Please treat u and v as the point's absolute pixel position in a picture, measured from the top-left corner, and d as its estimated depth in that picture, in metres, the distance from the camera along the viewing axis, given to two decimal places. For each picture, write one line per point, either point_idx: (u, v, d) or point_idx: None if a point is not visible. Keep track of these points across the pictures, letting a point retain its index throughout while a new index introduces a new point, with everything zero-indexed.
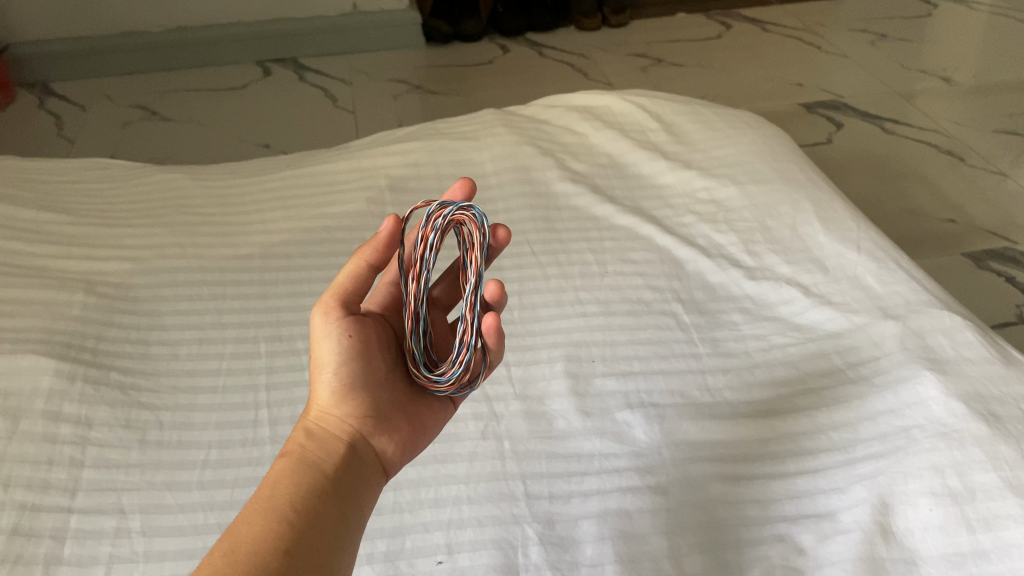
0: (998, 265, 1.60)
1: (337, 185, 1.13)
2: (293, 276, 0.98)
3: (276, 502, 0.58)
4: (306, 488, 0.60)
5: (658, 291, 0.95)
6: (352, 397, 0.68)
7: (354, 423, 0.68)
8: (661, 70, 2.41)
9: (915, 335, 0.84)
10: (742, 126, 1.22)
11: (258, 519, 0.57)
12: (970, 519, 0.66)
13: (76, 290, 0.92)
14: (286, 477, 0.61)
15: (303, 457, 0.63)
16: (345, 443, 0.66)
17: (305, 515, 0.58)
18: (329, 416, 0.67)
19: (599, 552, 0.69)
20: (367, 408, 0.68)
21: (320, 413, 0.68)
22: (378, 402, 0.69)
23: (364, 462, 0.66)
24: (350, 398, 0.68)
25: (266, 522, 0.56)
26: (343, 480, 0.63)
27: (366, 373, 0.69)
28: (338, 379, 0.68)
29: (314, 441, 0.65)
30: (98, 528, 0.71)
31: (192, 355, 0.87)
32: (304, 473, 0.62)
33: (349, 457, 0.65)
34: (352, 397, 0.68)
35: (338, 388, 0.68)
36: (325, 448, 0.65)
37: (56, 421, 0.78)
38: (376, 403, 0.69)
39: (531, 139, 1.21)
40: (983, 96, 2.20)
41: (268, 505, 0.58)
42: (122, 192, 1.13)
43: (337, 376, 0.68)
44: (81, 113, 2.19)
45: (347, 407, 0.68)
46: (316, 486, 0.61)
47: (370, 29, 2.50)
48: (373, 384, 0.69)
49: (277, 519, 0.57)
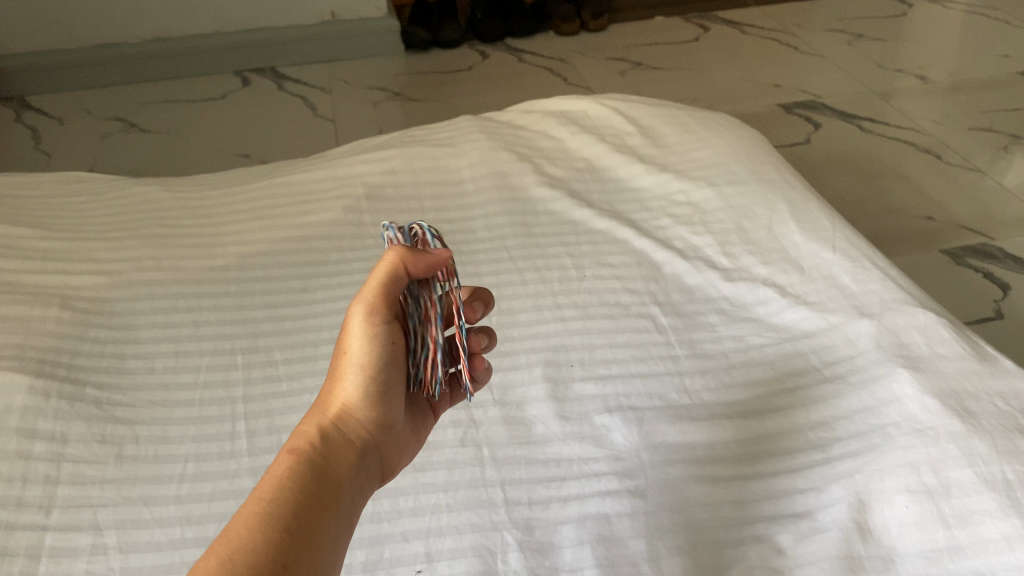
0: (976, 262, 1.61)
1: (314, 194, 1.13)
2: (270, 286, 0.98)
3: (281, 509, 0.57)
4: (313, 497, 0.59)
5: (635, 295, 0.95)
6: (377, 405, 0.67)
7: (369, 431, 0.67)
8: (641, 73, 2.41)
9: (890, 333, 0.84)
10: (717, 128, 1.22)
11: (261, 523, 0.56)
12: (946, 515, 0.66)
13: (50, 305, 0.91)
14: (296, 478, 0.60)
15: (315, 459, 0.62)
16: (357, 450, 0.65)
17: (310, 525, 0.57)
18: (349, 417, 0.66)
19: (578, 557, 0.69)
20: (386, 418, 0.68)
21: (343, 413, 0.66)
22: (396, 414, 0.69)
23: (368, 471, 0.66)
24: (375, 405, 0.67)
25: (269, 528, 0.56)
26: (348, 491, 0.63)
27: (395, 385, 0.68)
28: (370, 384, 0.66)
29: (327, 441, 0.64)
30: (73, 545, 0.70)
31: (168, 369, 0.87)
32: (313, 478, 0.61)
33: (357, 466, 0.65)
34: (374, 404, 0.67)
35: (364, 392, 0.67)
36: (337, 451, 0.64)
37: (30, 438, 0.78)
38: (393, 413, 0.69)
39: (507, 144, 1.21)
40: (960, 94, 2.22)
41: (274, 507, 0.57)
42: (97, 205, 1.12)
43: (370, 381, 0.66)
44: (58, 127, 2.18)
45: (369, 413, 0.67)
46: (323, 494, 0.60)
47: (348, 37, 2.49)
48: (398, 397, 0.69)
49: (281, 526, 0.56)
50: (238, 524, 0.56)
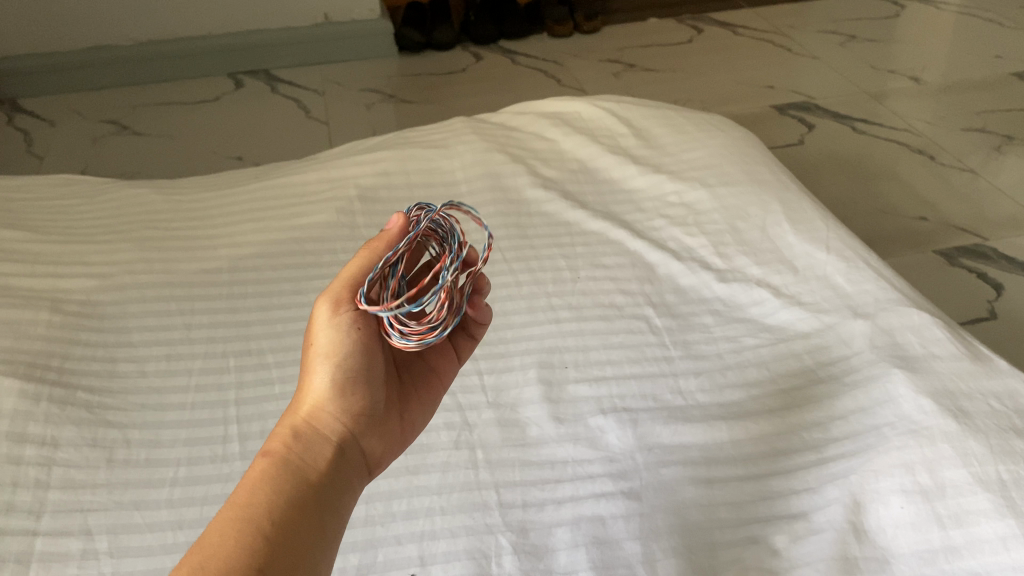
0: (970, 262, 1.62)
1: (306, 196, 1.12)
2: (262, 289, 0.97)
3: (254, 513, 0.57)
4: (287, 498, 0.59)
5: (630, 296, 0.95)
6: (349, 395, 0.67)
7: (347, 422, 0.66)
8: (635, 75, 2.41)
9: (885, 333, 0.84)
10: (711, 128, 1.22)
11: (230, 530, 0.55)
12: (941, 515, 0.66)
13: (41, 309, 0.91)
14: (268, 480, 0.60)
15: (288, 459, 0.62)
16: (335, 443, 0.65)
17: (283, 525, 0.57)
18: (323, 411, 0.66)
19: (573, 559, 0.69)
20: (362, 407, 0.67)
21: (317, 407, 0.66)
22: (374, 402, 0.69)
23: (351, 462, 0.65)
24: (348, 395, 0.67)
25: (240, 534, 0.55)
26: (329, 485, 0.62)
27: (366, 372, 0.68)
28: (339, 375, 0.66)
29: (303, 439, 0.64)
30: (64, 550, 0.69)
31: (160, 372, 0.86)
32: (286, 478, 0.60)
33: (336, 458, 0.64)
34: (348, 394, 0.67)
35: (335, 383, 0.66)
36: (314, 446, 0.63)
37: (20, 442, 0.77)
38: (370, 401, 0.68)
39: (501, 146, 1.21)
40: (952, 95, 2.23)
41: (245, 512, 0.57)
42: (88, 208, 1.12)
43: (339, 372, 0.66)
44: (50, 129, 2.17)
45: (343, 405, 0.66)
46: (298, 493, 0.60)
47: (342, 39, 2.49)
48: (372, 384, 0.68)
49: (253, 530, 0.56)
50: (211, 534, 0.56)
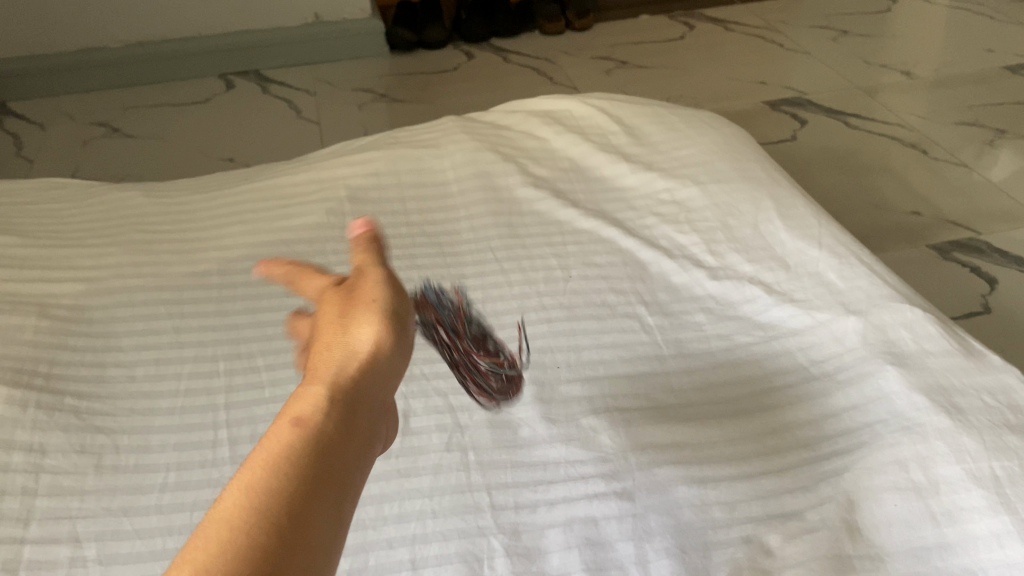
0: (964, 256, 1.62)
1: (296, 197, 1.12)
2: (252, 291, 0.97)
3: (274, 492, 0.44)
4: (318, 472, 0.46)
5: (621, 295, 0.95)
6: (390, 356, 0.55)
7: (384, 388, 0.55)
8: (627, 72, 2.41)
9: (877, 329, 0.84)
10: (702, 125, 1.22)
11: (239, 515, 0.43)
12: (934, 513, 0.67)
13: (28, 314, 0.90)
14: (295, 449, 0.47)
15: (322, 421, 0.49)
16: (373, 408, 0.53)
17: (306, 511, 0.44)
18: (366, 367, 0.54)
19: (565, 561, 0.68)
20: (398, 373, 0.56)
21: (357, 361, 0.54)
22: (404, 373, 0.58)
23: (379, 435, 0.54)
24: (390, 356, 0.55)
25: (257, 523, 0.42)
26: (362, 460, 0.50)
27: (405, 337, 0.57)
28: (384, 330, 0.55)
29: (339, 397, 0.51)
30: (52, 557, 0.69)
31: (149, 377, 0.86)
32: (319, 447, 0.48)
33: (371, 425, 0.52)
34: (390, 355, 0.55)
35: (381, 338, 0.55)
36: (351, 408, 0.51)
37: (9, 450, 0.76)
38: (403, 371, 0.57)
39: (491, 145, 1.20)
40: (944, 89, 2.23)
41: (262, 489, 0.44)
42: (77, 211, 1.11)
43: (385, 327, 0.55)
44: (40, 132, 2.16)
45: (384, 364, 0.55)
46: (331, 466, 0.47)
47: (333, 38, 2.48)
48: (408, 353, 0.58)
49: (271, 515, 0.43)
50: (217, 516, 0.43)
